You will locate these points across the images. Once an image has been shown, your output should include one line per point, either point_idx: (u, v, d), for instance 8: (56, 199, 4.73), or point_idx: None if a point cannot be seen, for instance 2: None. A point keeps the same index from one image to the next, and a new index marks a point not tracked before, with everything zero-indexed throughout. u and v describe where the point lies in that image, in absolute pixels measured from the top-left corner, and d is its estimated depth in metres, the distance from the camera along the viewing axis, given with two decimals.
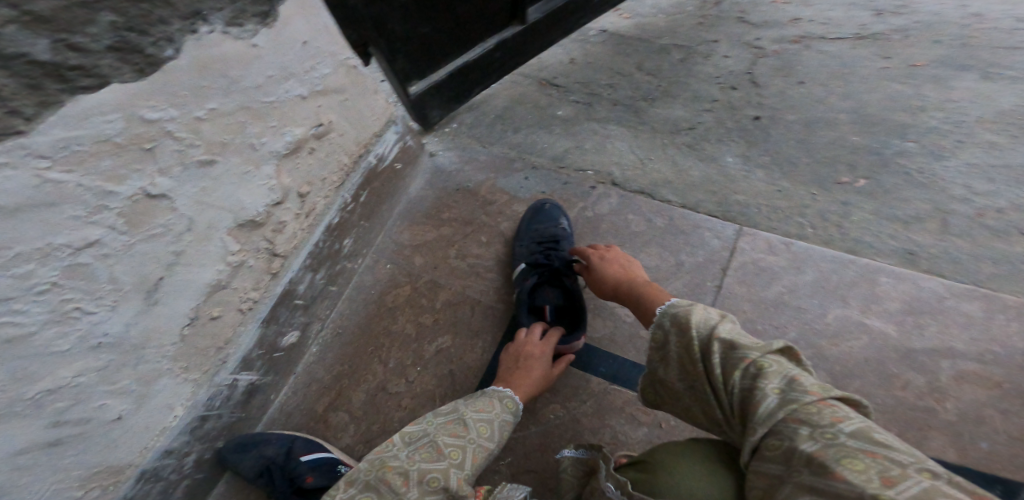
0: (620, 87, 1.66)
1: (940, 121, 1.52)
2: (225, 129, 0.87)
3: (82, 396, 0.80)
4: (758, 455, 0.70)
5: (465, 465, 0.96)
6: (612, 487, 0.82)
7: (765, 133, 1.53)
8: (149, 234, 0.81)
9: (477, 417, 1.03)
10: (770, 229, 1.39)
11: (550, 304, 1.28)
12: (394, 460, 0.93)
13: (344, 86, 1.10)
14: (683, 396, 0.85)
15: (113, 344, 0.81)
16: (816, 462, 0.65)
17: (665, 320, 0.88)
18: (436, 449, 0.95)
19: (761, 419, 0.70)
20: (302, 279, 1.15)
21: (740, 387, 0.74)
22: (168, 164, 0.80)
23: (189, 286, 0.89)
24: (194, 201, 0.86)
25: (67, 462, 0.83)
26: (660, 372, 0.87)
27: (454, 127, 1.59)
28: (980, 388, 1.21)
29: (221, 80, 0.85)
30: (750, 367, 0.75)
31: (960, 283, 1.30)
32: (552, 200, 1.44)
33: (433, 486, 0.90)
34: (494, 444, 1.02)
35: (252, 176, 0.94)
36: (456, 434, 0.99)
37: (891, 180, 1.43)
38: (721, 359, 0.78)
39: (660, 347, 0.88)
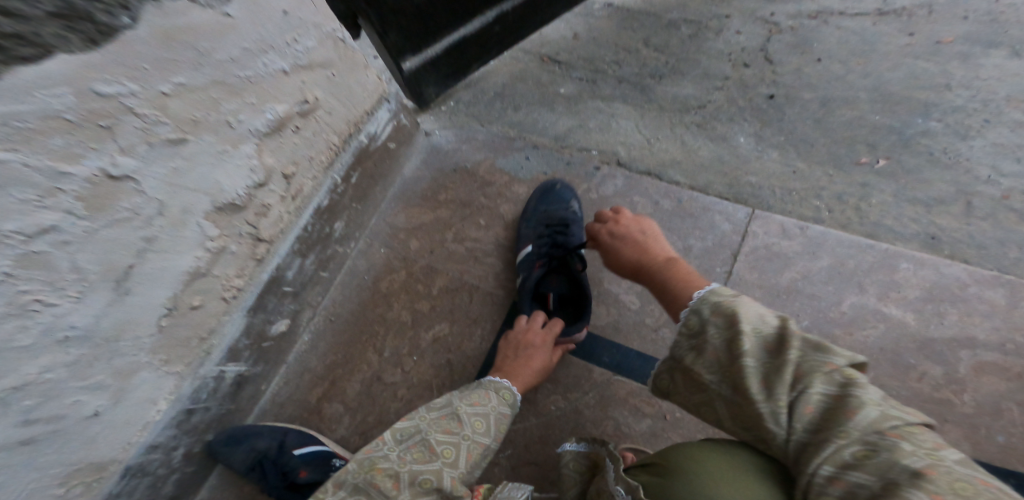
0: (626, 64, 1.57)
1: (966, 99, 1.43)
2: (196, 105, 0.81)
3: (53, 393, 0.76)
4: (840, 462, 0.64)
5: (458, 463, 0.92)
6: (623, 491, 0.80)
7: (779, 112, 1.46)
8: (115, 220, 0.76)
9: (471, 412, 0.98)
10: (784, 213, 1.33)
11: (554, 292, 1.24)
12: (384, 462, 0.89)
13: (330, 60, 1.03)
14: (710, 389, 0.76)
15: (82, 338, 0.77)
16: (924, 478, 0.60)
17: (704, 308, 0.77)
18: (428, 448, 0.92)
19: (855, 427, 0.65)
20: (291, 265, 1.10)
21: (822, 392, 0.68)
22: (131, 143, 0.75)
23: (165, 274, 0.85)
24: (165, 183, 0.80)
25: (44, 460, 0.79)
26: (688, 361, 0.78)
27: (450, 105, 1.52)
28: (999, 378, 1.16)
29: (189, 52, 0.79)
30: (838, 374, 0.68)
31: (984, 269, 1.24)
32: (562, 181, 1.38)
33: (426, 487, 0.87)
34: (491, 438, 0.98)
35: (230, 156, 0.88)
36: (450, 431, 0.95)
37: (913, 161, 1.36)
38: (800, 357, 0.70)
39: (694, 335, 0.78)
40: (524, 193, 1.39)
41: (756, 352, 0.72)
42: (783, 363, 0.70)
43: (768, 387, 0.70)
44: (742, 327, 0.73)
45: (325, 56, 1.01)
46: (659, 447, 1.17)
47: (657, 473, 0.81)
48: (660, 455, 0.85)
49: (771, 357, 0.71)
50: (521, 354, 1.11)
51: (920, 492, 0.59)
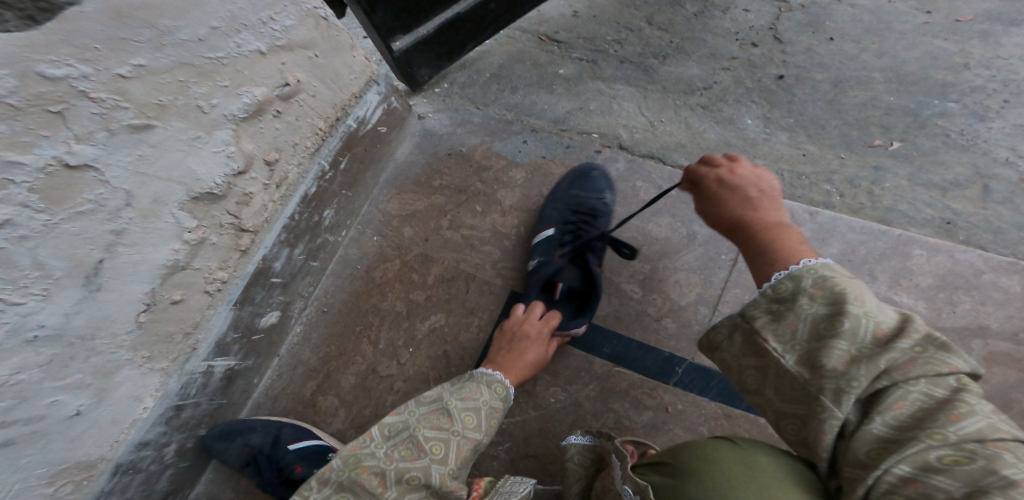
0: (628, 43, 1.51)
1: (986, 79, 1.37)
2: (160, 88, 0.77)
3: (27, 394, 0.73)
4: (922, 463, 0.59)
5: (448, 460, 0.89)
6: (629, 490, 0.76)
7: (789, 94, 1.40)
8: (77, 212, 0.72)
9: (462, 407, 0.94)
10: (792, 198, 1.28)
11: (564, 283, 1.19)
12: (371, 459, 0.87)
13: (313, 41, 0.98)
14: (769, 357, 0.71)
15: (53, 337, 0.73)
16: (1019, 490, 0.55)
17: (805, 279, 0.70)
18: (417, 445, 0.89)
19: (955, 433, 0.60)
20: (279, 256, 1.07)
21: (927, 391, 0.62)
22: (88, 130, 0.71)
23: (140, 268, 0.81)
24: (130, 172, 0.76)
25: (27, 461, 0.76)
26: (760, 323, 0.72)
27: (445, 87, 1.47)
28: (1012, 369, 1.12)
29: (148, 31, 0.74)
30: (949, 378, 0.63)
31: (1000, 256, 1.19)
32: (602, 168, 1.31)
33: (414, 485, 0.85)
34: (483, 432, 0.94)
35: (204, 143, 0.84)
36: (439, 427, 0.91)
37: (929, 143, 1.31)
38: (911, 352, 0.64)
39: (779, 300, 0.71)
40: (521, 178, 1.34)
41: (857, 336, 0.66)
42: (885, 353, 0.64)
43: (854, 371, 0.65)
44: (848, 309, 0.67)
45: (305, 36, 0.96)
46: (660, 439, 1.13)
47: (666, 473, 0.78)
48: (669, 454, 0.82)
49: (876, 345, 0.65)
50: (518, 346, 1.08)
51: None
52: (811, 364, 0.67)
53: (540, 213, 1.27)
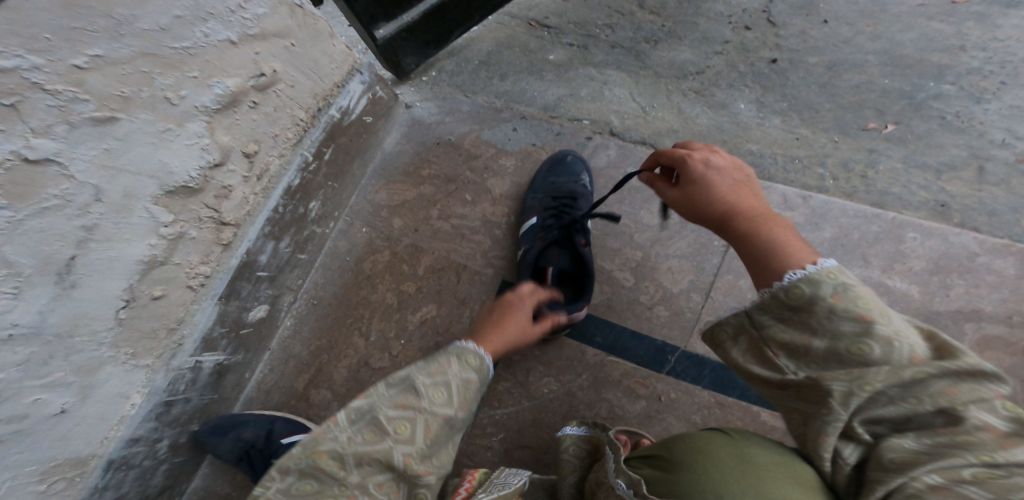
0: (619, 28, 1.48)
1: (982, 61, 1.35)
2: (122, 80, 0.75)
3: (6, 393, 0.71)
4: (953, 476, 0.58)
5: (415, 440, 0.73)
6: (623, 484, 0.74)
7: (783, 78, 1.38)
8: (43, 208, 0.70)
9: (428, 381, 0.77)
10: (786, 182, 1.26)
11: (553, 267, 1.16)
12: (327, 442, 0.71)
13: (289, 29, 0.97)
14: (778, 371, 0.69)
15: (29, 335, 0.72)
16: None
17: (823, 284, 0.67)
18: (379, 425, 0.73)
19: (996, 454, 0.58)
20: (264, 249, 1.05)
21: (979, 414, 0.60)
22: (46, 124, 0.69)
23: (116, 265, 0.79)
24: (97, 165, 0.74)
25: (13, 460, 0.75)
26: (769, 327, 0.70)
27: (432, 75, 1.44)
28: (1005, 353, 1.11)
29: (104, 21, 0.72)
30: (1002, 403, 0.61)
31: (995, 238, 1.18)
32: (575, 151, 1.31)
33: (377, 468, 0.71)
34: (457, 408, 0.77)
35: (175, 135, 0.82)
36: (403, 405, 0.74)
37: (924, 126, 1.29)
38: (958, 376, 0.61)
39: (792, 307, 0.68)
40: (511, 165, 1.32)
41: (893, 357, 0.63)
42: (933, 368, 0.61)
43: (871, 374, 0.63)
44: (877, 328, 0.64)
45: (279, 24, 0.94)
46: (654, 428, 1.13)
47: (660, 466, 0.77)
48: (664, 447, 0.81)
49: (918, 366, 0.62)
50: (504, 313, 0.94)
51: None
52: (827, 372, 0.65)
53: (523, 204, 1.27)
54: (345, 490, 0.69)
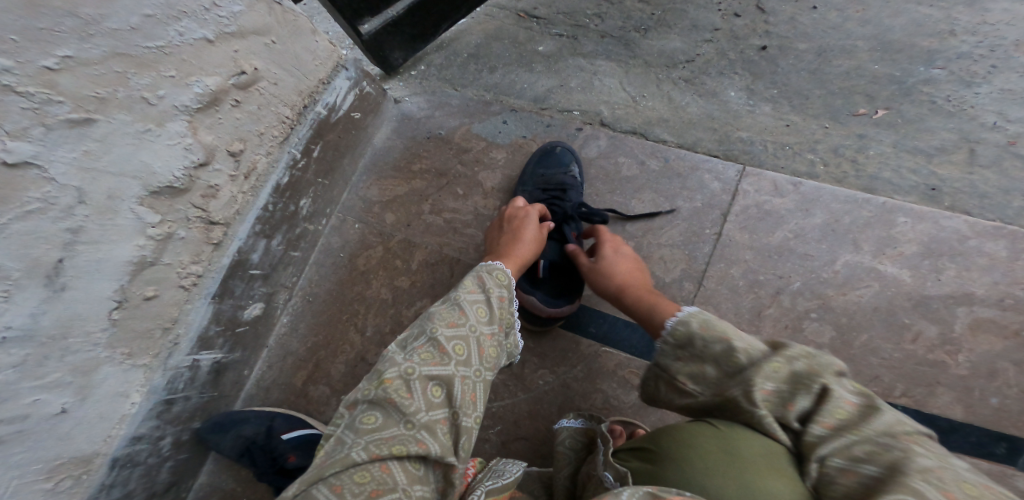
0: (608, 17, 1.48)
1: (972, 45, 1.34)
2: (96, 81, 0.75)
3: (6, 395, 0.72)
4: (851, 457, 0.67)
5: (471, 362, 0.76)
6: (611, 478, 0.78)
7: (773, 65, 1.37)
8: (25, 212, 0.71)
9: (472, 299, 0.81)
10: (776, 169, 1.27)
11: (545, 259, 1.15)
12: (392, 369, 0.72)
13: (266, 26, 0.97)
14: (693, 397, 0.83)
15: (24, 337, 0.73)
16: (933, 476, 0.62)
17: (693, 322, 0.83)
18: (437, 347, 0.75)
19: (868, 428, 0.68)
20: (255, 247, 1.06)
21: (840, 394, 0.72)
22: (22, 126, 0.69)
23: (105, 266, 0.80)
24: (76, 168, 0.75)
25: (20, 458, 0.76)
26: (674, 368, 0.85)
27: (421, 69, 1.44)
28: (996, 337, 1.13)
29: (71, 21, 0.72)
30: (848, 380, 0.74)
31: (986, 221, 1.19)
32: (563, 143, 1.31)
33: (438, 395, 0.72)
34: (498, 326, 0.82)
35: (156, 135, 0.83)
36: (455, 325, 0.78)
37: (914, 110, 1.29)
38: (810, 362, 0.74)
39: (680, 347, 0.84)
40: (502, 158, 1.33)
41: (764, 366, 0.75)
42: (786, 359, 0.75)
43: (753, 374, 0.75)
44: (735, 344, 0.79)
45: (257, 21, 0.95)
46: (649, 418, 1.14)
47: (649, 459, 0.78)
48: (652, 438, 0.82)
49: (783, 362, 0.75)
50: (513, 234, 1.06)
51: (927, 485, 0.61)
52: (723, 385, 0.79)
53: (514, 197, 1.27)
54: (412, 429, 0.69)
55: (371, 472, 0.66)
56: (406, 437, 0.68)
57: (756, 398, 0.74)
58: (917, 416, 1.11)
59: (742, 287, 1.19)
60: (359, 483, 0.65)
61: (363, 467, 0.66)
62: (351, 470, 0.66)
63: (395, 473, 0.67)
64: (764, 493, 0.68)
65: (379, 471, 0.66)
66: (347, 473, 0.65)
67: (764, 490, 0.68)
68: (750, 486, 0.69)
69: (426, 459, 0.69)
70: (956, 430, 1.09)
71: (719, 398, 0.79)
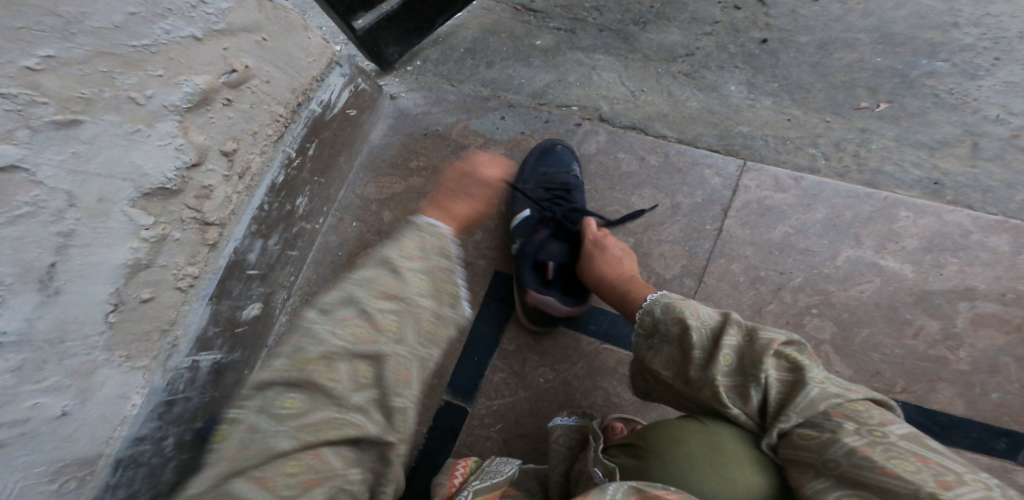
0: (607, 9, 1.44)
1: (976, 37, 1.33)
2: (81, 81, 0.74)
3: (4, 399, 0.70)
4: (793, 442, 0.71)
5: (406, 339, 0.68)
6: (600, 473, 0.80)
7: (774, 58, 1.35)
8: (15, 216, 0.69)
9: (409, 264, 0.70)
10: (778, 163, 1.25)
11: (554, 261, 1.16)
12: (314, 347, 0.65)
13: (256, 22, 0.95)
14: (669, 383, 0.83)
15: (19, 342, 0.71)
16: (860, 456, 0.65)
17: (657, 309, 0.87)
18: (367, 322, 0.67)
19: (800, 408, 0.71)
20: (252, 247, 1.05)
21: (774, 377, 0.74)
22: (6, 129, 0.67)
23: (99, 269, 0.79)
24: (65, 170, 0.73)
25: (24, 461, 0.73)
26: (648, 360, 0.86)
27: (417, 65, 1.42)
28: (998, 332, 1.12)
29: (51, 20, 0.70)
30: (782, 356, 0.75)
31: (989, 215, 1.18)
32: (563, 141, 1.29)
33: (366, 377, 0.66)
34: (439, 298, 0.71)
35: (146, 136, 0.81)
36: (390, 296, 0.69)
37: (917, 103, 1.28)
38: (747, 345, 0.76)
39: (649, 335, 0.87)
40: (500, 155, 1.31)
41: (720, 359, 0.76)
42: (731, 349, 0.77)
43: (710, 372, 0.76)
44: (690, 323, 0.81)
45: (247, 18, 0.93)
46: (651, 415, 1.13)
47: (637, 455, 0.79)
48: (641, 434, 0.83)
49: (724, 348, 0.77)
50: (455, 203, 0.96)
51: (857, 470, 0.65)
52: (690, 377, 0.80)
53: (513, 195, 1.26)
54: (343, 413, 0.64)
55: (301, 461, 0.63)
56: (338, 423, 0.64)
57: (723, 398, 0.75)
58: (918, 411, 1.10)
59: (743, 283, 1.18)
60: (288, 473, 0.62)
61: (292, 456, 0.63)
62: (275, 461, 0.62)
63: (328, 460, 0.64)
64: (742, 486, 0.71)
65: (311, 459, 0.64)
66: (273, 464, 0.62)
67: (744, 484, 0.71)
68: (730, 479, 0.72)
69: (362, 443, 0.66)
70: (957, 425, 1.09)
71: (691, 389, 0.80)
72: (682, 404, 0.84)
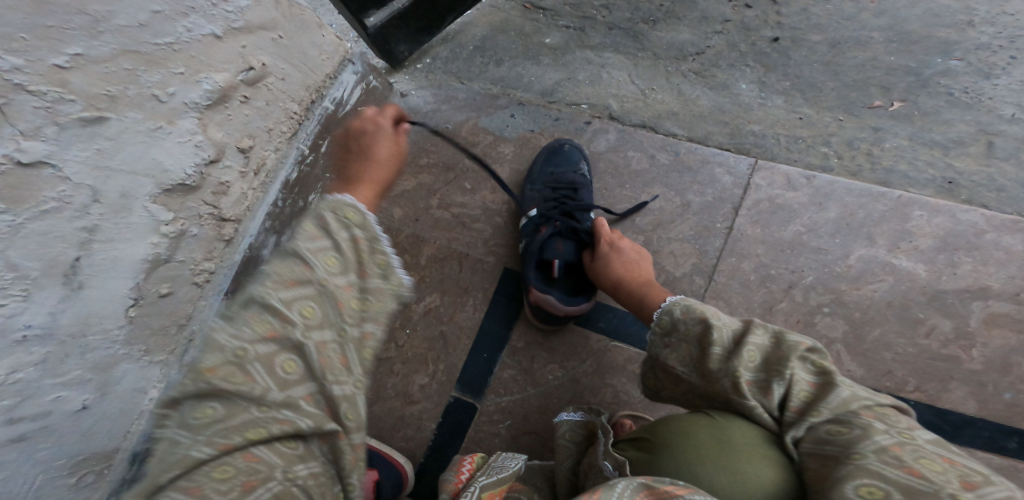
0: (616, 8, 1.44)
1: (992, 36, 1.31)
2: (106, 78, 0.75)
3: (28, 392, 0.72)
4: (819, 439, 0.70)
5: (327, 323, 0.64)
6: (609, 467, 0.80)
7: (785, 57, 1.35)
8: (41, 211, 0.70)
9: (314, 246, 0.65)
10: (789, 162, 1.25)
11: (559, 259, 1.16)
12: (212, 354, 0.60)
13: (273, 21, 0.96)
14: (682, 379, 0.84)
15: (43, 335, 0.72)
16: (890, 453, 0.64)
17: (676, 309, 0.87)
18: (276, 315, 0.62)
19: (828, 406, 0.71)
20: (266, 243, 1.07)
21: (801, 375, 0.74)
22: (35, 126, 0.68)
23: (120, 264, 0.80)
24: (90, 166, 0.74)
25: (43, 454, 0.75)
26: (662, 356, 0.87)
27: (427, 63, 1.43)
28: (1011, 331, 1.12)
29: (79, 18, 0.71)
30: (809, 360, 0.75)
31: (1003, 214, 1.17)
32: (571, 140, 1.30)
33: (293, 372, 0.62)
34: (357, 273, 0.66)
35: (167, 133, 0.83)
36: (296, 282, 0.63)
37: (931, 102, 1.27)
38: (774, 346, 0.77)
39: (666, 334, 0.87)
40: (509, 153, 1.33)
41: (745, 355, 0.77)
42: (756, 346, 0.77)
43: (733, 365, 0.77)
44: (712, 322, 0.82)
45: (264, 16, 0.94)
46: (659, 412, 1.14)
47: (646, 449, 0.81)
48: (650, 429, 0.84)
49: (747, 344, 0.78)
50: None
51: (884, 465, 0.63)
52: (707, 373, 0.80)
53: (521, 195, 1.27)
54: (268, 410, 0.61)
55: (232, 465, 0.60)
56: (263, 420, 0.61)
57: (743, 390, 0.75)
58: (929, 410, 1.10)
59: (753, 281, 1.18)
60: (221, 480, 0.59)
61: (218, 463, 0.59)
62: (200, 470, 0.59)
63: (262, 458, 0.61)
64: (752, 479, 0.71)
65: (244, 461, 0.60)
66: (199, 473, 0.59)
67: (755, 476, 0.71)
68: (740, 471, 0.72)
69: (304, 437, 0.64)
70: (967, 425, 1.08)
71: (708, 384, 0.80)
72: (691, 401, 0.85)
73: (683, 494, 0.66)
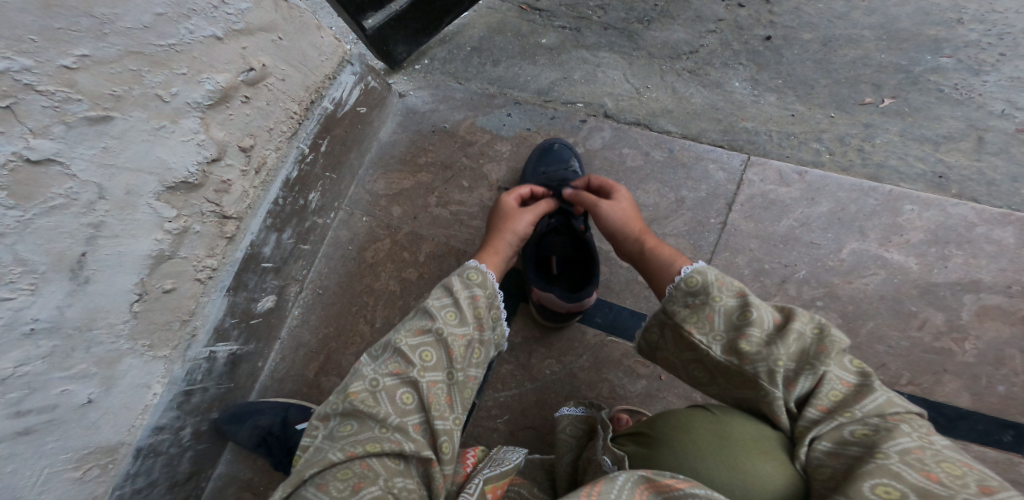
0: (611, 8, 1.46)
1: (980, 33, 1.33)
2: (111, 79, 0.77)
3: (35, 386, 0.75)
4: (840, 439, 0.71)
5: (439, 365, 0.83)
6: (609, 462, 0.82)
7: (777, 55, 1.37)
8: (49, 207, 0.73)
9: (439, 304, 0.88)
10: (782, 158, 1.27)
11: (557, 256, 1.18)
12: (358, 383, 0.81)
13: (273, 22, 0.98)
14: (699, 348, 0.83)
15: (50, 329, 0.75)
16: (912, 456, 0.66)
17: (709, 273, 0.85)
18: (403, 357, 0.83)
19: (861, 408, 0.72)
20: (267, 241, 1.09)
21: (835, 374, 0.75)
22: (43, 125, 0.71)
23: (126, 260, 0.82)
24: (97, 164, 0.77)
25: (50, 448, 0.79)
26: (682, 317, 0.85)
27: (425, 63, 1.45)
28: (1003, 324, 1.13)
29: (86, 20, 0.73)
30: (847, 359, 0.77)
31: (994, 208, 1.19)
32: (560, 139, 1.32)
33: (409, 403, 0.80)
34: (471, 326, 0.88)
35: (170, 132, 0.85)
36: (421, 332, 0.85)
37: (922, 99, 1.29)
38: (816, 339, 0.78)
39: (692, 294, 0.85)
40: (507, 151, 1.35)
41: (788, 340, 0.78)
42: (797, 332, 0.78)
43: (775, 352, 0.77)
44: (752, 299, 0.82)
45: (264, 18, 0.96)
46: (656, 407, 1.16)
47: (645, 443, 0.82)
48: (648, 424, 0.86)
49: (782, 328, 0.79)
50: (505, 225, 1.08)
51: (904, 466, 0.64)
52: (738, 348, 0.80)
53: None
54: (387, 431, 0.77)
55: (352, 469, 0.74)
56: (381, 438, 0.77)
57: (777, 379, 0.76)
58: (923, 403, 1.11)
59: (748, 276, 1.20)
60: (342, 479, 0.73)
61: (344, 465, 0.74)
62: (332, 470, 0.74)
63: (374, 468, 0.74)
64: (751, 473, 0.72)
65: (360, 467, 0.74)
66: (328, 473, 0.74)
67: (752, 472, 0.72)
68: (735, 466, 0.74)
69: (406, 457, 0.77)
70: (962, 417, 1.10)
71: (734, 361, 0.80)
72: (692, 369, 0.86)
73: (682, 487, 0.68)
